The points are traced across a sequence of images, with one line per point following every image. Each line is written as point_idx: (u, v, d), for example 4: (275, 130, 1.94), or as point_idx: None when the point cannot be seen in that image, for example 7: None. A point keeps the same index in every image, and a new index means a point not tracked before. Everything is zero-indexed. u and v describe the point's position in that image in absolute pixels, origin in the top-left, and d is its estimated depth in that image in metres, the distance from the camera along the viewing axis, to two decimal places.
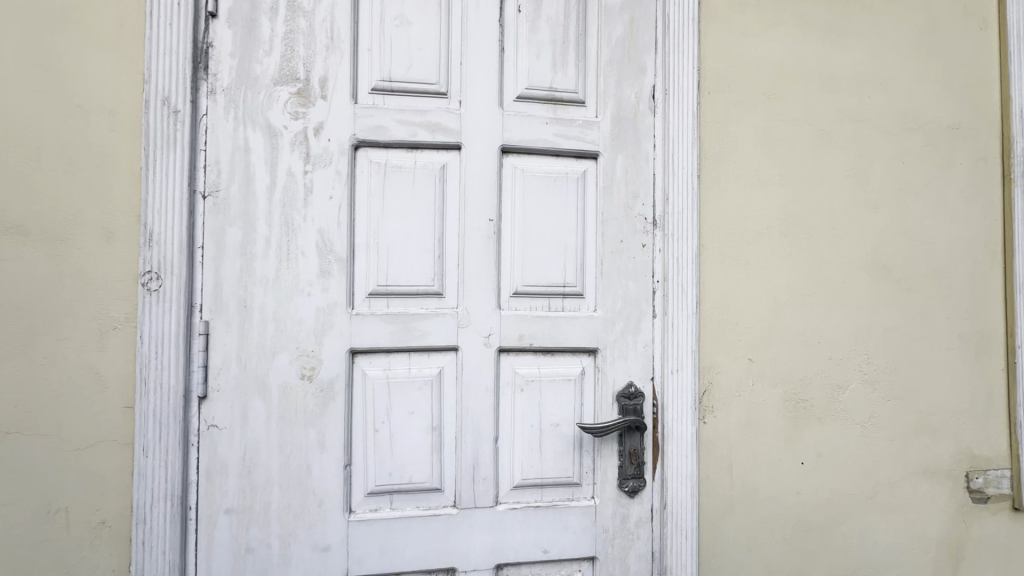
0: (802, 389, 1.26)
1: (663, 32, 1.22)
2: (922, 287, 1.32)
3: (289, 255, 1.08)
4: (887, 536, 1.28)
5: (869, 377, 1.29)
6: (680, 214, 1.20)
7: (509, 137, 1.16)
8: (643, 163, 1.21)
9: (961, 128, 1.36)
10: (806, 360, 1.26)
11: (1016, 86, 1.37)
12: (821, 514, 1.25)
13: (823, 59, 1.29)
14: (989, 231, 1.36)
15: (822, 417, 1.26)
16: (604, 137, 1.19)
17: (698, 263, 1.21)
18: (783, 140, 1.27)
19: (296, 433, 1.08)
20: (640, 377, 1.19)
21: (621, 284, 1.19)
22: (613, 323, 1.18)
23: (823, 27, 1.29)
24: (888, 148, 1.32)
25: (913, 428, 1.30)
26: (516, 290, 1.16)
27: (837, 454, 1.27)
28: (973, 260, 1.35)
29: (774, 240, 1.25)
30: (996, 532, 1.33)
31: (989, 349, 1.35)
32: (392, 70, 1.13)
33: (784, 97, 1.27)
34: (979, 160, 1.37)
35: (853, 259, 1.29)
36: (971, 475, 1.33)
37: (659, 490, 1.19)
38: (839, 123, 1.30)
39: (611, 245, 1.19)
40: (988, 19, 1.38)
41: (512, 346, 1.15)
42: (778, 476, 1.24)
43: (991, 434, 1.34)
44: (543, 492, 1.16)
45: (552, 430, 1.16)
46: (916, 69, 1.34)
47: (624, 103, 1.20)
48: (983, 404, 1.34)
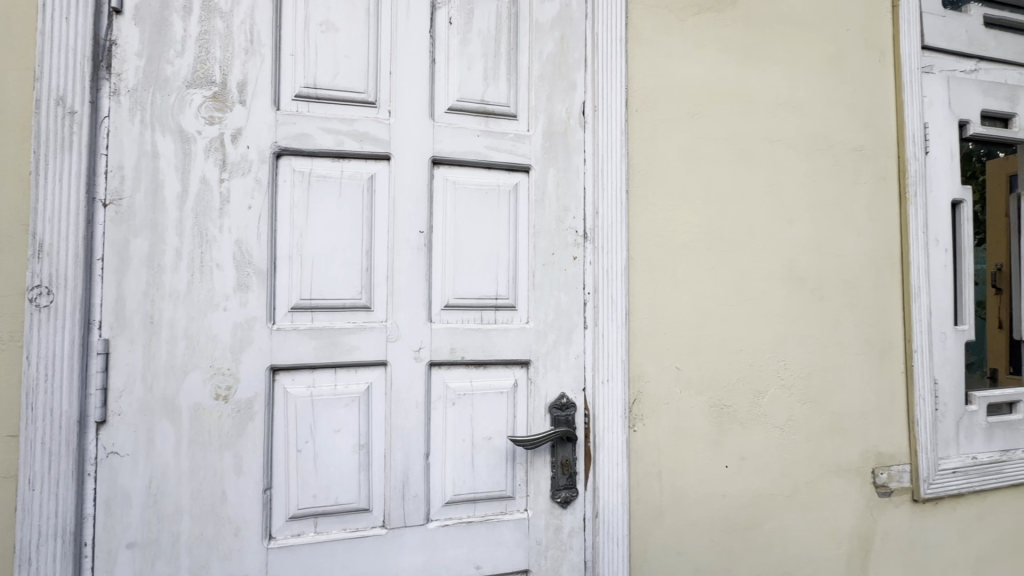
0: (726, 395, 1.31)
1: (593, 50, 1.25)
2: (833, 297, 1.42)
3: (202, 267, 1.02)
4: (804, 533, 1.35)
5: (786, 382, 1.36)
6: (610, 227, 1.23)
7: (440, 149, 1.15)
8: (573, 177, 1.23)
9: (864, 150, 1.48)
10: (729, 367, 1.32)
11: (909, 113, 1.50)
12: (744, 515, 1.31)
13: (742, 82, 1.37)
14: (888, 245, 1.48)
15: (745, 422, 1.32)
16: (535, 150, 1.21)
17: (627, 275, 1.24)
18: (706, 158, 1.33)
19: (210, 457, 1.01)
20: (572, 388, 1.21)
21: (553, 296, 1.20)
22: (546, 334, 1.19)
23: (742, 52, 1.37)
24: (801, 167, 1.41)
25: (826, 429, 1.39)
26: (447, 303, 1.15)
27: (758, 456, 1.33)
28: (876, 271, 1.47)
29: (699, 253, 1.31)
30: (898, 523, 1.44)
31: (890, 354, 1.47)
32: (318, 77, 1.09)
33: (707, 116, 1.33)
34: (879, 179, 1.49)
35: (771, 270, 1.36)
36: (877, 471, 1.43)
37: (591, 499, 1.20)
38: (757, 142, 1.37)
39: (543, 257, 1.20)
40: (884, 51, 1.51)
41: (444, 359, 1.13)
42: (704, 480, 1.28)
43: (893, 432, 1.46)
44: (475, 507, 1.15)
45: (485, 443, 1.16)
46: (825, 94, 1.44)
47: (555, 118, 1.22)
48: (886, 404, 1.45)
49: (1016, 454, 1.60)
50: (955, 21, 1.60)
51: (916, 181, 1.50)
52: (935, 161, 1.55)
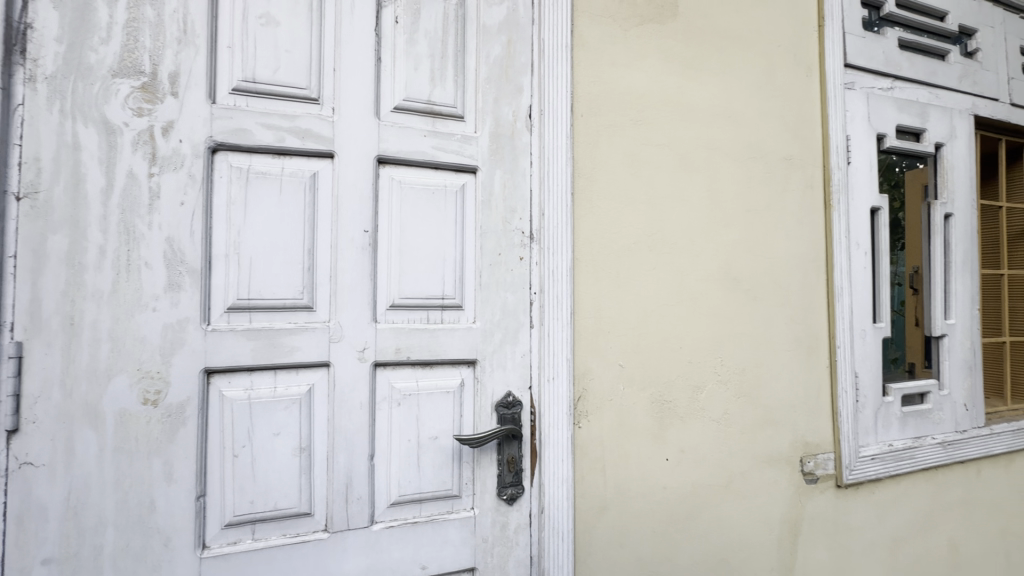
0: (666, 391, 1.37)
1: (539, 54, 1.28)
2: (765, 296, 1.50)
3: (129, 266, 0.97)
4: (739, 520, 1.43)
5: (722, 378, 1.43)
6: (555, 228, 1.26)
7: (385, 148, 1.15)
8: (520, 179, 1.25)
9: (793, 159, 1.58)
10: (669, 364, 1.37)
11: (833, 126, 1.62)
12: (683, 506, 1.37)
13: (681, 92, 1.43)
14: (815, 248, 1.59)
15: (684, 417, 1.38)
16: (482, 152, 1.22)
17: (572, 275, 1.27)
18: (648, 163, 1.38)
19: (137, 465, 0.96)
20: (518, 387, 1.22)
21: (500, 296, 1.22)
22: (492, 334, 1.21)
23: (681, 63, 1.43)
24: (736, 174, 1.49)
25: (759, 421, 1.47)
26: (392, 303, 1.14)
27: (697, 449, 1.39)
28: (804, 273, 1.57)
29: (641, 254, 1.36)
30: (824, 508, 1.54)
31: (817, 350, 1.57)
32: (257, 71, 1.07)
33: (648, 123, 1.39)
34: (807, 186, 1.59)
35: (708, 271, 1.43)
36: (805, 459, 1.53)
37: (537, 496, 1.22)
38: (696, 150, 1.44)
39: (490, 258, 1.21)
40: (811, 68, 1.62)
41: (389, 360, 1.13)
42: (646, 473, 1.33)
43: (819, 423, 1.56)
44: (421, 507, 1.15)
45: (431, 442, 1.16)
46: (758, 106, 1.53)
47: (501, 120, 1.24)
48: (812, 397, 1.56)
49: (926, 441, 1.75)
50: (873, 42, 1.73)
51: (838, 189, 1.61)
52: (855, 171, 1.68)
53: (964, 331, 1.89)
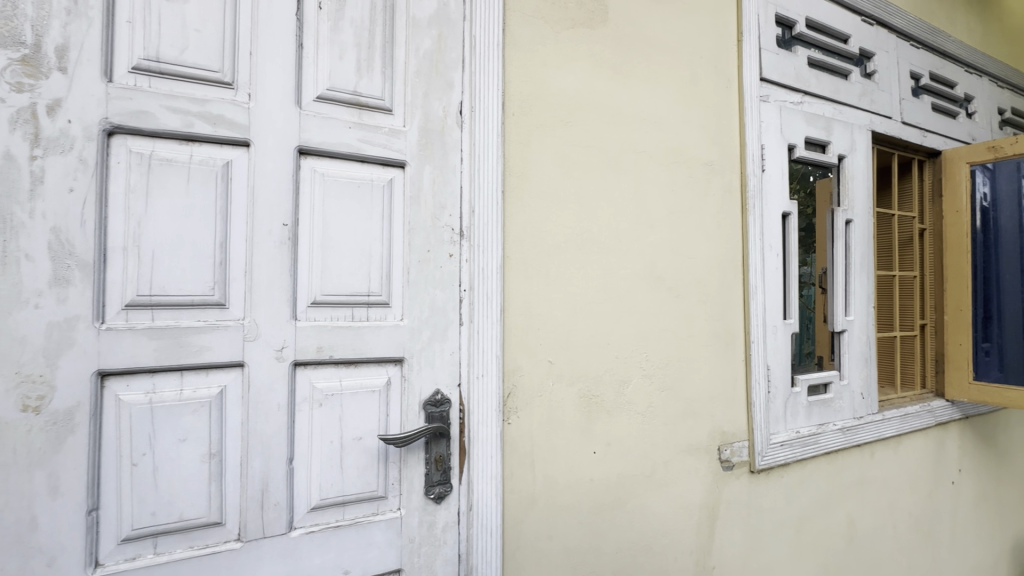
0: (594, 386, 1.41)
1: (470, 50, 1.27)
2: (687, 294, 1.58)
3: (4, 258, 0.87)
4: (661, 508, 1.50)
5: (647, 372, 1.49)
6: (486, 226, 1.26)
7: (307, 139, 1.10)
8: (450, 175, 1.24)
9: (714, 165, 1.67)
10: (598, 360, 1.42)
11: (749, 135, 1.73)
12: (609, 496, 1.41)
13: (610, 96, 1.47)
14: (733, 249, 1.69)
15: (611, 410, 1.43)
16: (410, 146, 1.20)
17: (502, 273, 1.28)
18: (578, 164, 1.41)
19: (14, 479, 0.87)
20: (446, 384, 1.22)
21: (428, 292, 1.20)
22: (420, 331, 1.19)
23: (611, 67, 1.48)
24: (662, 177, 1.56)
25: (681, 413, 1.55)
26: (314, 300, 1.10)
27: (623, 441, 1.44)
28: (722, 272, 1.66)
29: (571, 253, 1.39)
30: (739, 493, 1.65)
31: (734, 345, 1.68)
32: (161, 50, 0.99)
33: (579, 125, 1.42)
34: (726, 191, 1.69)
35: (635, 270, 1.49)
36: (722, 448, 1.63)
37: (466, 493, 1.22)
38: (624, 153, 1.49)
39: (418, 254, 1.20)
40: (730, 79, 1.72)
41: (310, 359, 1.08)
42: (574, 466, 1.37)
43: (735, 413, 1.67)
44: (344, 510, 1.11)
45: (355, 443, 1.13)
46: (682, 113, 1.61)
47: (431, 115, 1.23)
48: (729, 389, 1.66)
49: (828, 427, 1.91)
50: (786, 59, 1.87)
51: (754, 194, 1.73)
52: (769, 178, 1.80)
53: (861, 326, 2.08)
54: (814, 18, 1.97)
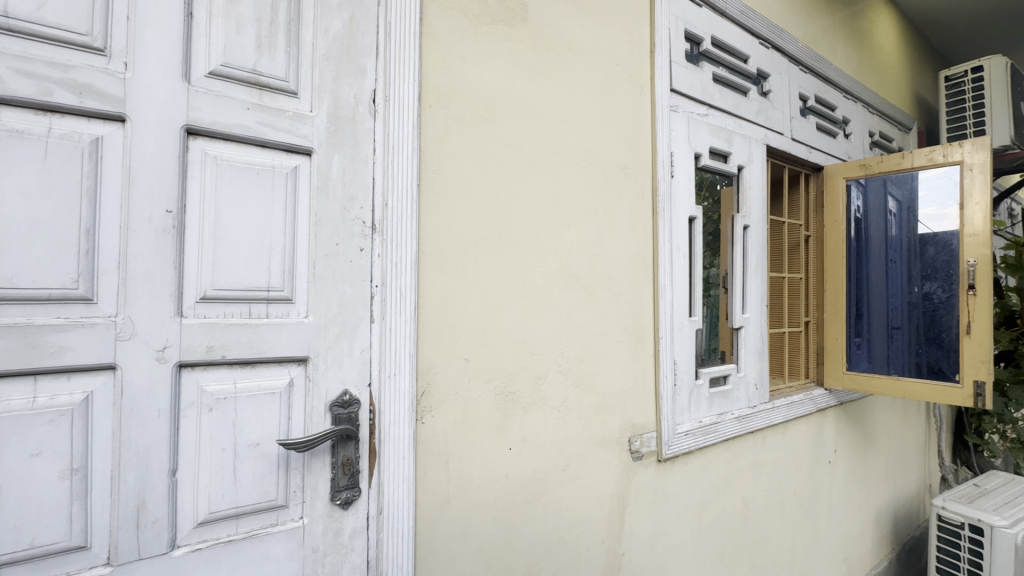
0: (510, 383, 1.41)
1: (384, 37, 1.22)
2: (601, 292, 1.64)
3: None
4: (575, 500, 1.54)
5: (563, 368, 1.53)
6: (399, 220, 1.22)
7: (197, 118, 1.00)
8: (361, 166, 1.19)
9: (627, 169, 1.74)
10: (514, 357, 1.42)
11: (660, 142, 1.82)
12: (525, 491, 1.43)
13: (529, 95, 1.49)
14: (644, 249, 1.78)
15: (527, 406, 1.44)
16: (318, 133, 1.13)
17: (417, 269, 1.25)
18: (496, 161, 1.41)
19: None
20: (355, 384, 1.16)
21: (336, 288, 1.14)
22: (327, 329, 1.13)
23: (530, 67, 1.49)
24: (578, 178, 1.60)
25: (594, 407, 1.60)
26: (204, 295, 1.00)
27: (538, 437, 1.47)
28: (634, 271, 1.74)
29: (488, 250, 1.38)
30: (647, 481, 1.74)
31: (644, 341, 1.76)
32: (11, 4, 0.85)
33: (497, 121, 1.42)
34: (638, 194, 1.77)
35: (551, 268, 1.52)
36: (632, 439, 1.71)
37: (376, 497, 1.17)
38: (542, 152, 1.51)
39: (325, 248, 1.13)
40: (643, 88, 1.81)
41: (198, 360, 0.99)
42: (489, 463, 1.36)
43: (644, 405, 1.75)
44: (238, 522, 1.03)
45: (251, 450, 1.04)
46: (598, 116, 1.66)
47: (342, 102, 1.17)
48: (639, 383, 1.74)
49: (727, 416, 2.07)
50: (692, 73, 2.00)
51: (663, 198, 1.83)
52: (678, 184, 1.91)
53: (756, 323, 2.28)
54: (718, 37, 2.12)
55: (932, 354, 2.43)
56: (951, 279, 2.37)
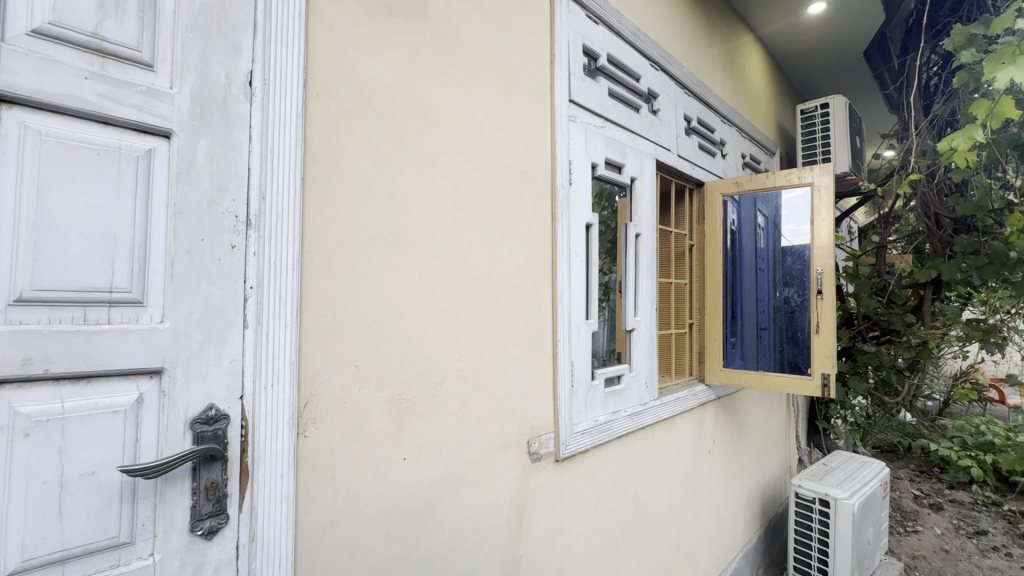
0: (405, 390, 1.36)
1: (264, 14, 1.11)
2: (500, 295, 1.64)
3: None
4: (474, 507, 1.51)
5: (461, 373, 1.50)
6: (279, 215, 1.12)
7: (13, 83, 0.83)
8: (233, 153, 1.06)
9: (527, 174, 1.77)
10: (409, 363, 1.37)
11: (558, 149, 1.88)
12: (420, 501, 1.38)
13: (428, 93, 1.45)
14: (543, 253, 1.82)
15: (422, 413, 1.39)
16: (179, 113, 1.00)
17: (300, 269, 1.15)
18: (391, 157, 1.35)
19: None
20: (223, 398, 1.03)
21: (200, 290, 1.01)
22: (188, 336, 0.99)
23: (428, 65, 1.45)
24: (479, 180, 1.59)
25: (493, 410, 1.60)
26: (21, 297, 0.83)
27: (435, 444, 1.42)
28: (534, 275, 1.77)
29: (381, 250, 1.32)
30: (545, 481, 1.77)
31: (542, 344, 1.79)
32: None
33: (393, 117, 1.36)
34: (538, 200, 1.81)
35: (450, 271, 1.48)
36: (531, 441, 1.72)
37: (248, 522, 1.06)
38: (441, 152, 1.48)
39: (187, 243, 1.00)
40: (543, 96, 1.85)
41: (11, 376, 0.82)
42: (381, 475, 1.29)
43: (542, 406, 1.78)
44: (65, 567, 0.87)
45: (84, 480, 0.88)
46: (498, 120, 1.67)
47: (210, 80, 1.04)
48: (537, 384, 1.77)
49: (620, 414, 2.17)
50: (589, 86, 2.09)
51: (562, 204, 1.88)
52: (575, 191, 1.98)
53: (647, 324, 2.43)
54: (614, 55, 2.24)
55: (791, 351, 2.77)
56: (804, 285, 2.72)
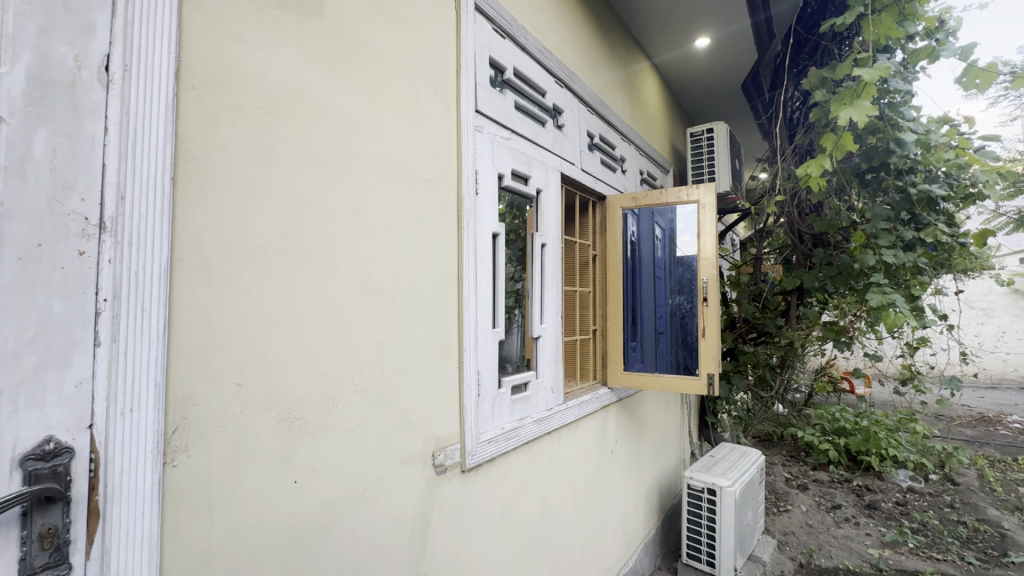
0: (295, 408, 1.26)
1: None
2: (404, 305, 1.60)
3: None
4: (374, 526, 1.45)
5: (360, 387, 1.44)
6: (142, 218, 0.99)
7: None
8: (84, 147, 0.93)
9: (432, 182, 1.75)
10: (301, 379, 1.28)
11: (464, 158, 1.88)
12: (313, 526, 1.29)
13: (325, 94, 1.38)
14: (449, 261, 1.80)
15: (316, 432, 1.31)
16: (8, 96, 0.86)
17: (169, 280, 1.03)
18: (282, 159, 1.26)
19: None
20: (66, 429, 0.90)
21: (36, 303, 0.87)
22: (18, 357, 0.85)
23: (326, 64, 1.38)
24: (381, 186, 1.54)
25: (396, 424, 1.55)
26: None
27: (330, 464, 1.34)
28: (439, 284, 1.75)
29: (269, 258, 1.22)
30: (451, 493, 1.75)
31: (448, 354, 1.77)
32: None
33: (284, 116, 1.27)
34: (444, 208, 1.79)
35: (349, 281, 1.42)
36: (436, 453, 1.69)
37: (97, 571, 0.92)
38: (339, 156, 1.41)
39: (18, 249, 0.86)
40: (448, 104, 1.84)
41: None
42: (266, 503, 1.19)
43: (448, 417, 1.76)
44: None
45: None
46: (402, 126, 1.63)
47: (53, 61, 0.90)
48: (443, 396, 1.75)
49: (526, 420, 2.21)
50: (495, 98, 2.12)
51: (467, 213, 1.89)
52: (482, 201, 2.00)
53: (552, 331, 2.51)
54: (519, 70, 2.30)
55: (683, 354, 3.03)
56: (693, 293, 3.01)
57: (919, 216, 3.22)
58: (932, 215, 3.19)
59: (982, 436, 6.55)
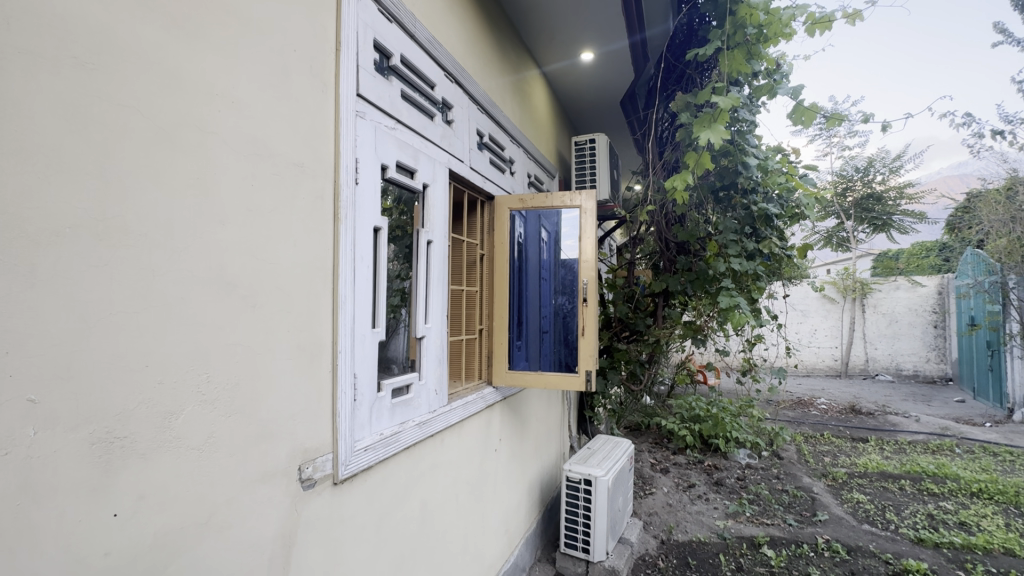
0: (117, 426, 1.05)
1: None
2: (266, 303, 1.42)
3: None
4: (222, 555, 1.26)
5: (208, 398, 1.24)
6: None
7: None
8: None
9: (304, 167, 1.58)
10: (126, 392, 1.06)
11: (342, 145, 1.74)
12: (138, 565, 1.07)
13: (168, 53, 1.16)
14: (322, 255, 1.65)
15: (147, 452, 1.10)
16: None
17: None
18: (102, 123, 1.03)
19: None
20: None
21: None
22: None
23: (170, 17, 1.16)
24: (240, 167, 1.35)
25: (253, 438, 1.37)
26: None
27: (164, 488, 1.13)
28: (310, 280, 1.59)
29: (83, 242, 0.99)
30: (321, 508, 1.60)
31: (319, 357, 1.62)
32: None
33: (108, 71, 1.04)
34: (317, 197, 1.64)
35: (196, 275, 1.21)
36: (303, 467, 1.53)
37: None
38: (186, 127, 1.20)
39: None
40: (325, 85, 1.69)
41: None
42: (69, 545, 0.96)
43: (319, 426, 1.61)
44: None
45: None
46: (267, 102, 1.45)
47: None
48: (313, 402, 1.59)
49: (408, 424, 2.12)
50: (380, 84, 2.00)
51: (344, 204, 1.75)
52: (362, 192, 1.87)
53: (436, 331, 2.45)
54: (407, 57, 2.19)
55: (564, 352, 3.15)
56: (573, 293, 3.16)
57: (759, 231, 3.75)
58: (769, 229, 3.75)
59: (800, 417, 7.85)
